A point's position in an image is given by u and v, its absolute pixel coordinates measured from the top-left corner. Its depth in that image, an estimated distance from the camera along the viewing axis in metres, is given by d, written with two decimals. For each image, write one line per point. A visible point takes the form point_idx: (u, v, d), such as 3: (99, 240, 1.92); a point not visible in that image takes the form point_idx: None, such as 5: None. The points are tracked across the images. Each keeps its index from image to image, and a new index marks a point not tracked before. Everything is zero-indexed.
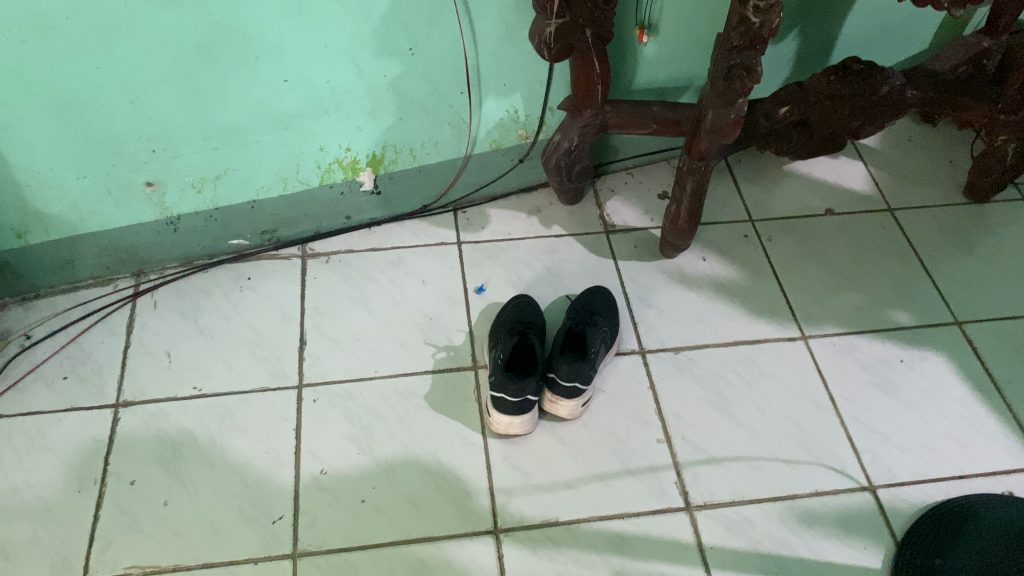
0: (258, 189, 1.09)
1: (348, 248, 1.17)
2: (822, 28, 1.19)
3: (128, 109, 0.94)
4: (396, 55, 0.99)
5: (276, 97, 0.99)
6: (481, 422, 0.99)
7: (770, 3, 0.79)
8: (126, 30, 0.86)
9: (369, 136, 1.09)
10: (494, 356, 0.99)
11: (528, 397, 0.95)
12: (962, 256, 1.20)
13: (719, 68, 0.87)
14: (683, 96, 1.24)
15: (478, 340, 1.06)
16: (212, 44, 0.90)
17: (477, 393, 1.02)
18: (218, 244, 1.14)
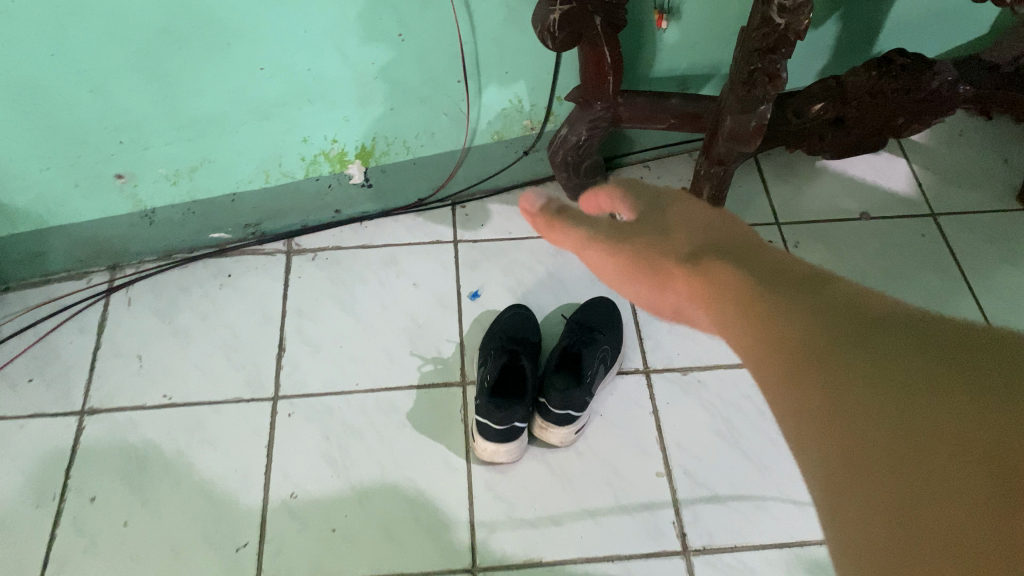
0: (238, 181, 1.01)
1: (337, 244, 1.09)
2: (866, 13, 1.06)
3: (90, 98, 0.85)
4: (385, 40, 0.90)
5: (254, 85, 0.90)
6: (467, 446, 0.92)
7: (799, 3, 0.67)
8: (81, 16, 0.76)
9: (358, 126, 1.00)
10: (481, 378, 0.92)
11: (516, 423, 0.87)
12: (1010, 270, 1.09)
13: (739, 72, 0.77)
14: (706, 87, 1.13)
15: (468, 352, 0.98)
16: (181, 34, 0.82)
17: (464, 412, 0.94)
18: (198, 237, 1.07)
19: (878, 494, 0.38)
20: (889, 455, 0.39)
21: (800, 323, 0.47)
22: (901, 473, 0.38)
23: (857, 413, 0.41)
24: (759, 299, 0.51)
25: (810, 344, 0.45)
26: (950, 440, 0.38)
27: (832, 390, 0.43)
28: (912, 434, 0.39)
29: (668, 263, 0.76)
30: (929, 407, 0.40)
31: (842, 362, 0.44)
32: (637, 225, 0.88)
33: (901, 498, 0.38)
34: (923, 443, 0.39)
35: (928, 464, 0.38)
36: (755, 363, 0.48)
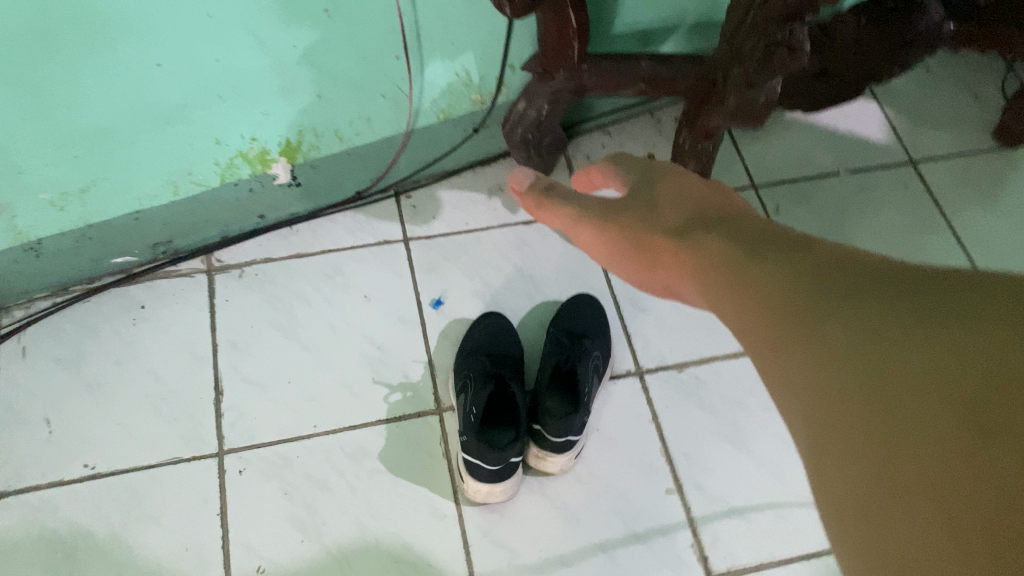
0: (141, 197, 0.84)
1: (267, 256, 0.94)
2: None
3: None
4: (310, 19, 0.73)
5: (150, 85, 0.72)
6: (455, 487, 0.81)
7: None
8: None
9: (280, 121, 0.84)
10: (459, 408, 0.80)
11: (512, 457, 0.76)
12: (997, 219, 1.03)
13: (751, 43, 0.67)
14: (668, 41, 1.01)
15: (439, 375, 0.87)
16: (49, 35, 0.63)
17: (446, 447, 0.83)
18: (98, 264, 0.89)
19: (862, 448, 0.27)
20: (875, 408, 0.28)
21: (792, 273, 0.34)
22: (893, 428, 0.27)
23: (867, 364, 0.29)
24: (742, 268, 0.37)
25: (816, 276, 0.33)
26: (987, 384, 0.26)
27: (817, 328, 0.31)
28: (937, 376, 0.27)
29: (646, 239, 0.57)
30: (909, 315, 0.29)
31: (825, 293, 0.32)
32: (616, 204, 0.64)
33: (877, 451, 0.27)
34: (909, 381, 0.28)
35: (919, 394, 0.27)
36: (735, 313, 0.36)
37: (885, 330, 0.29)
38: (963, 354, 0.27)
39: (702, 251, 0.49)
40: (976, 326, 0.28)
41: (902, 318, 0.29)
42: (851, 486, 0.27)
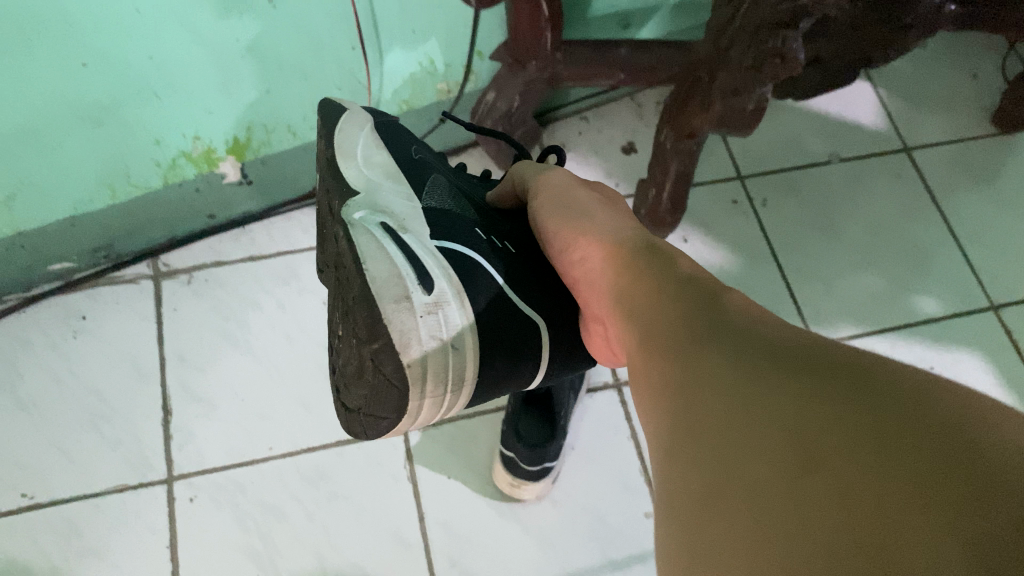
0: (74, 203, 0.79)
1: (215, 258, 0.88)
2: None
3: None
4: (248, 10, 0.68)
5: (71, 85, 0.67)
6: (402, 288, 0.45)
7: None
8: None
9: (224, 119, 0.78)
10: (456, 242, 0.50)
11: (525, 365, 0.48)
12: (985, 200, 0.98)
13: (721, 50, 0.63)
14: (644, 28, 0.94)
15: (369, 154, 0.57)
16: None
17: (381, 222, 0.49)
18: (32, 271, 0.83)
19: (698, 448, 0.28)
20: (709, 414, 0.29)
21: (602, 241, 0.43)
22: (726, 449, 0.27)
23: (693, 376, 0.31)
24: (643, 285, 0.38)
25: (703, 302, 0.35)
26: (807, 429, 0.26)
27: (680, 345, 0.33)
28: (748, 369, 0.30)
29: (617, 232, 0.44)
30: (773, 356, 0.30)
31: (705, 340, 0.32)
32: (592, 194, 0.50)
33: (720, 457, 0.27)
34: (733, 396, 0.29)
35: (757, 424, 0.27)
36: (637, 331, 0.37)
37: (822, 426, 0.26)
38: (775, 391, 0.28)
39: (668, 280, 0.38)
40: (811, 362, 0.29)
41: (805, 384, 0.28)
42: (687, 484, 0.28)
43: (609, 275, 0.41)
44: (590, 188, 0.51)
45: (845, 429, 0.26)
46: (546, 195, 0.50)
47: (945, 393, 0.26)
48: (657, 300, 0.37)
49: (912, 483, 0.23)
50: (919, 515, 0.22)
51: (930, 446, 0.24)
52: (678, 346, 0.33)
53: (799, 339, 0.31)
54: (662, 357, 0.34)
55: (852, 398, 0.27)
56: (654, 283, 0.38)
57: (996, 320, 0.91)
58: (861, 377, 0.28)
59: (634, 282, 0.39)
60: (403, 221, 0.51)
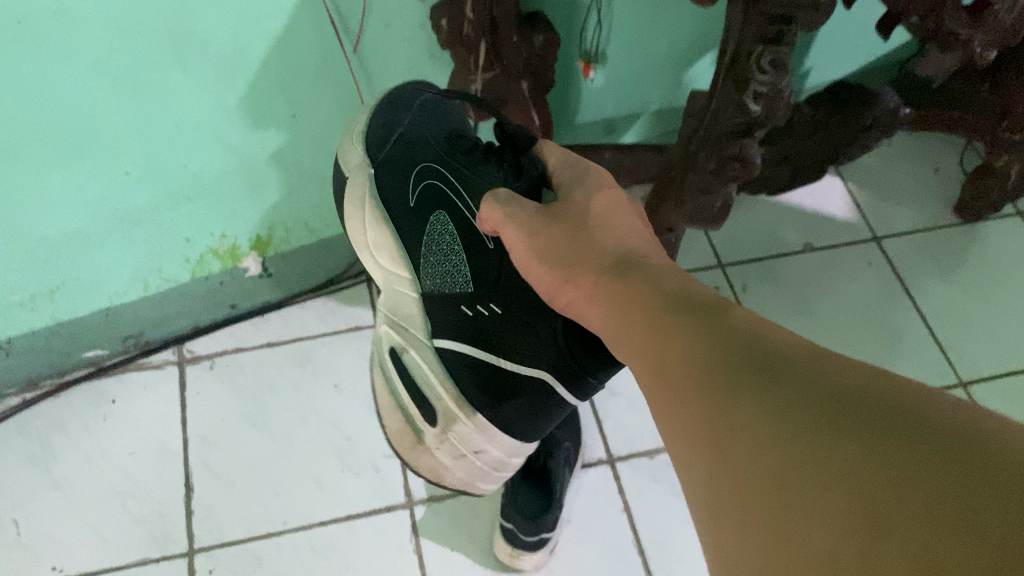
0: (110, 295, 0.87)
1: (237, 346, 0.96)
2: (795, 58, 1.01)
3: None
4: (275, 124, 0.78)
5: (117, 191, 0.76)
6: (414, 437, 0.67)
7: (775, 62, 0.58)
8: None
9: (250, 219, 0.87)
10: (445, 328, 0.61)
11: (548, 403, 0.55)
12: (952, 284, 1.06)
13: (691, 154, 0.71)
14: (627, 134, 1.04)
15: (376, 235, 0.67)
16: (33, 153, 0.67)
17: (393, 348, 0.68)
18: (68, 359, 0.91)
19: (750, 509, 0.26)
20: (755, 470, 0.27)
21: (589, 290, 0.42)
22: (790, 513, 0.25)
23: (726, 421, 0.29)
24: (649, 316, 0.36)
25: (719, 329, 0.32)
26: (867, 483, 0.24)
27: (703, 382, 0.31)
28: (785, 410, 0.27)
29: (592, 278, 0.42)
30: (806, 392, 0.28)
31: (730, 377, 0.30)
32: (561, 224, 0.47)
33: (773, 504, 0.25)
34: (778, 448, 0.26)
35: (813, 481, 0.25)
36: (654, 364, 0.34)
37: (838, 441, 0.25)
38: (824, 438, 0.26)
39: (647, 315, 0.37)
40: (853, 398, 0.27)
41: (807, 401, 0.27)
42: (746, 552, 0.26)
43: (613, 309, 0.39)
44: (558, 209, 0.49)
45: (906, 476, 0.24)
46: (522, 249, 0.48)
47: (991, 425, 0.25)
48: (667, 332, 0.34)
49: (975, 535, 0.21)
50: (975, 501, 0.22)
51: (1000, 490, 0.22)
52: (698, 382, 0.31)
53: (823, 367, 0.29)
54: (683, 396, 0.31)
55: (905, 439, 0.25)
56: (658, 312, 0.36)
57: (965, 396, 0.96)
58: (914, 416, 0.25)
59: (637, 315, 0.37)
60: (409, 332, 0.66)
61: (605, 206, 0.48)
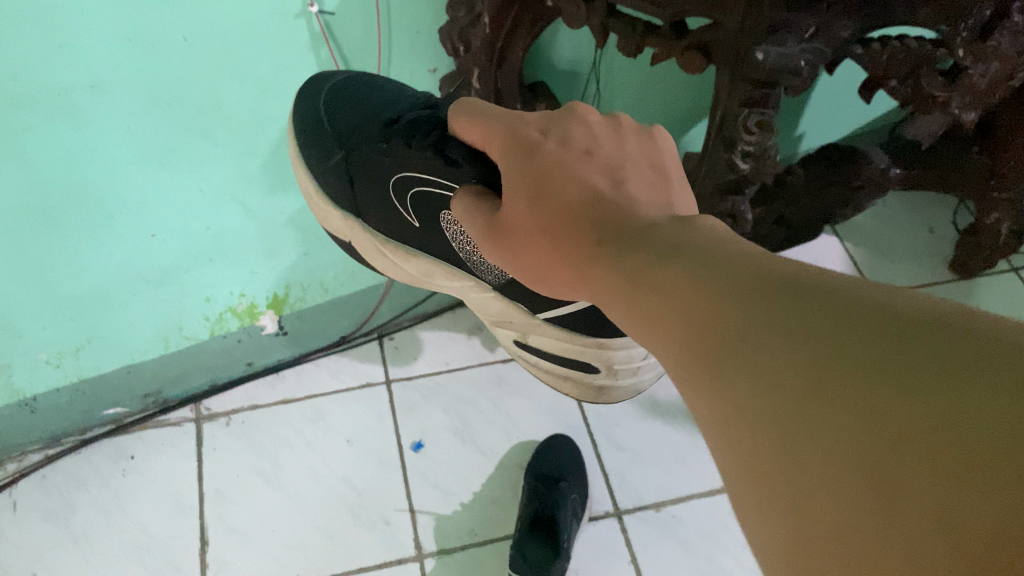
0: (133, 353, 0.90)
1: (252, 403, 0.99)
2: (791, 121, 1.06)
3: None
4: (293, 188, 0.83)
5: (143, 254, 0.80)
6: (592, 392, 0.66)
7: (761, 124, 0.62)
8: None
9: (267, 278, 0.92)
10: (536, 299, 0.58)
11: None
12: None
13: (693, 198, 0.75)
14: None
15: (416, 266, 0.67)
16: (66, 218, 0.72)
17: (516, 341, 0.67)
18: (90, 415, 0.94)
19: (771, 493, 0.22)
20: (762, 450, 0.22)
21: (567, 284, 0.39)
22: (803, 493, 0.21)
23: (723, 378, 0.24)
24: (637, 270, 0.31)
25: (707, 267, 0.28)
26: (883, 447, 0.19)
27: (692, 334, 0.26)
28: (794, 371, 0.22)
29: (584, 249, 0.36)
30: (803, 328, 0.23)
31: (721, 324, 0.25)
32: (530, 198, 0.41)
33: (792, 473, 0.21)
34: (777, 406, 0.22)
35: (821, 447, 0.20)
36: (641, 322, 0.30)
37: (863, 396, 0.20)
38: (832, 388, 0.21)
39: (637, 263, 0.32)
40: (858, 327, 0.22)
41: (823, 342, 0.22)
42: (775, 538, 0.21)
43: (587, 279, 0.36)
44: (499, 218, 0.44)
45: (922, 433, 0.19)
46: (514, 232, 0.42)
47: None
48: (650, 276, 0.30)
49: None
50: None
51: None
52: (696, 342, 0.26)
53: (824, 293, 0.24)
54: (677, 352, 0.27)
55: (917, 378, 0.20)
56: (637, 261, 0.31)
57: None
58: (931, 343, 0.21)
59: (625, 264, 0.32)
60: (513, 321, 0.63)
61: (532, 181, 0.41)
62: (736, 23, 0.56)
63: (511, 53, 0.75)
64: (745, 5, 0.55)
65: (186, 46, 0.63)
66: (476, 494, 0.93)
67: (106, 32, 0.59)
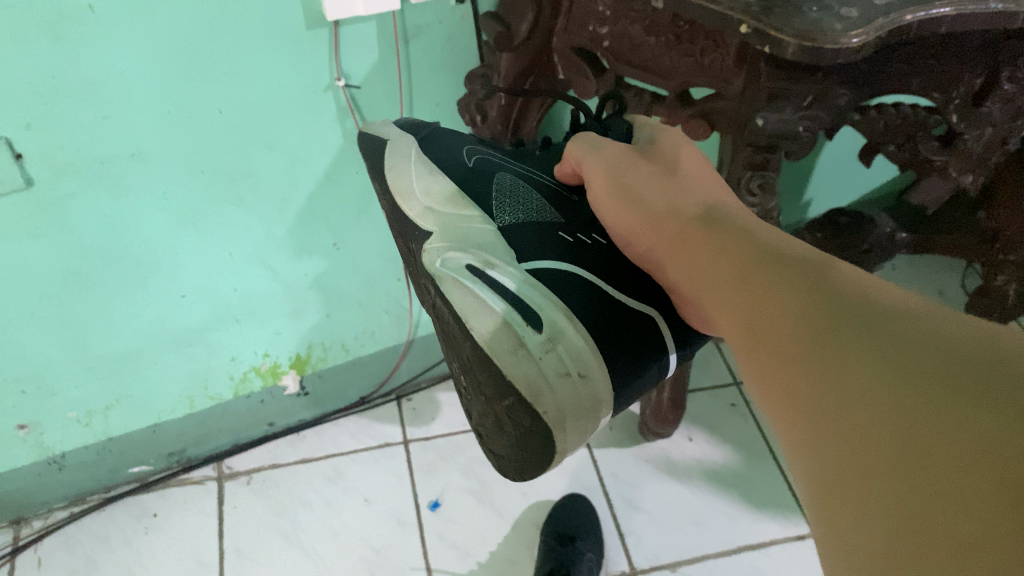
0: (159, 412, 0.93)
1: (273, 462, 1.01)
2: (798, 187, 1.09)
3: (4, 354, 0.76)
4: (318, 251, 0.87)
5: (173, 314, 0.83)
6: (514, 346, 0.47)
7: (762, 186, 0.65)
8: (17, 260, 0.69)
9: (290, 338, 0.95)
10: (524, 241, 0.53)
11: (652, 371, 0.49)
12: None
13: None
14: None
15: (427, 183, 0.58)
16: (103, 278, 0.75)
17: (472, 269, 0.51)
18: (116, 473, 0.97)
19: (851, 506, 0.26)
20: (844, 477, 0.27)
21: (674, 206, 0.46)
22: (910, 483, 0.24)
23: (842, 396, 0.29)
24: (739, 327, 0.36)
25: (827, 317, 0.32)
26: (989, 444, 0.23)
27: (823, 364, 0.30)
28: (866, 412, 0.27)
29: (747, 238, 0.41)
30: (896, 371, 0.27)
31: (841, 366, 0.29)
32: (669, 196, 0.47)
33: (867, 488, 0.26)
34: (858, 440, 0.27)
35: (911, 458, 0.25)
36: (751, 377, 0.35)
37: (918, 427, 0.25)
38: (950, 409, 0.25)
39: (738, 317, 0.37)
40: (913, 374, 0.27)
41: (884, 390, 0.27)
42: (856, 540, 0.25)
43: (705, 283, 0.40)
44: (619, 197, 0.49)
45: (970, 442, 0.23)
46: (640, 212, 0.47)
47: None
48: (776, 313, 0.34)
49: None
50: None
51: None
52: (796, 395, 0.31)
53: (950, 341, 0.28)
54: (801, 378, 0.31)
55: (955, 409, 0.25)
56: (759, 294, 0.36)
57: None
58: (978, 380, 0.25)
59: (727, 316, 0.38)
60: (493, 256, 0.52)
61: (675, 191, 0.47)
62: (737, 90, 0.58)
63: (524, 124, 0.80)
64: (745, 72, 0.57)
65: (222, 117, 0.68)
66: (493, 554, 0.93)
67: (149, 104, 0.63)
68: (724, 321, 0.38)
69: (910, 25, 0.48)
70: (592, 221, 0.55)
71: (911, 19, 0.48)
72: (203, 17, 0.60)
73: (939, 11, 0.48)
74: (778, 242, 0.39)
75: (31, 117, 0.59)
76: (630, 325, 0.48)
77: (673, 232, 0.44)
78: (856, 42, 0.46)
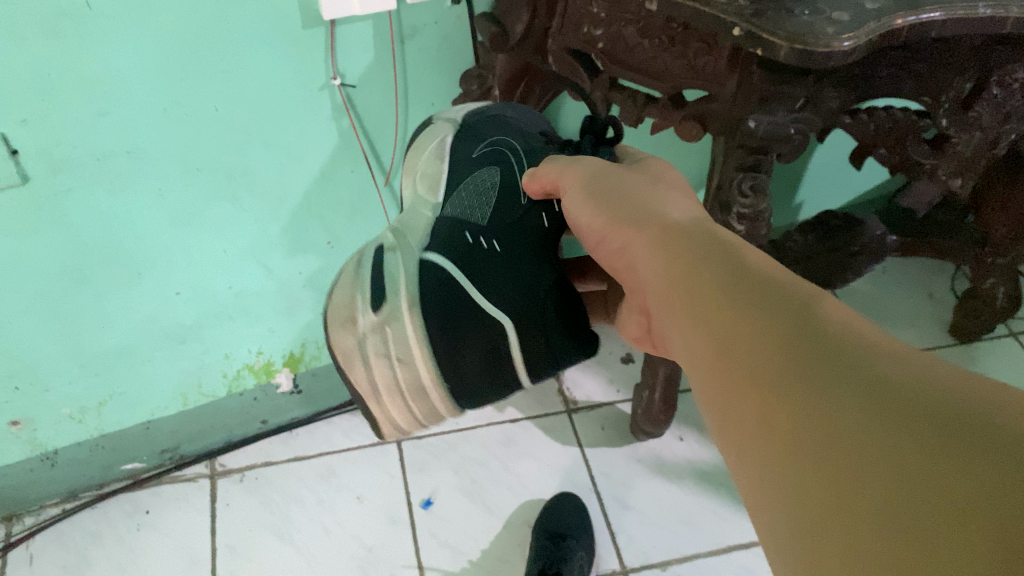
0: (153, 409, 0.93)
1: (266, 460, 1.02)
2: (791, 188, 1.10)
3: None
4: (313, 250, 0.87)
5: (168, 311, 0.84)
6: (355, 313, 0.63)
7: (750, 189, 0.65)
8: (11, 256, 0.69)
9: (284, 336, 0.95)
10: (436, 247, 0.61)
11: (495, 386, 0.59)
12: None
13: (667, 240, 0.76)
14: None
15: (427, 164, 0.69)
16: (97, 275, 0.75)
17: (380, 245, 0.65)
18: (108, 470, 0.97)
19: (821, 538, 0.24)
20: (818, 505, 0.25)
21: (665, 206, 0.44)
22: (897, 523, 0.22)
23: (811, 415, 0.27)
24: (696, 329, 0.34)
25: (795, 326, 0.30)
26: (990, 493, 0.21)
27: (802, 387, 0.28)
28: (841, 436, 0.25)
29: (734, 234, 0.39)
30: (874, 396, 0.26)
31: (811, 382, 0.27)
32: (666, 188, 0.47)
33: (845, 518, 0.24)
34: (833, 465, 0.25)
35: (896, 495, 0.23)
36: (701, 382, 0.33)
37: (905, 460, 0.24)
38: (945, 465, 0.23)
39: (694, 318, 0.35)
40: (893, 402, 0.25)
41: (864, 414, 0.25)
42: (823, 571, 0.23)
43: (668, 289, 0.38)
44: (603, 190, 0.48)
45: (968, 487, 0.22)
46: (616, 209, 0.46)
47: None
48: (744, 324, 0.32)
49: None
50: None
51: None
52: (757, 406, 0.29)
53: (946, 385, 0.26)
54: (774, 399, 0.28)
55: (945, 447, 0.23)
56: (728, 304, 0.33)
57: None
58: (967, 420, 0.24)
59: (683, 317, 0.36)
60: (405, 239, 0.64)
61: (648, 196, 0.46)
62: (730, 92, 0.59)
63: None
64: (738, 74, 0.57)
65: (218, 115, 0.68)
66: (485, 551, 0.94)
67: (145, 101, 0.64)
68: (679, 323, 0.36)
69: (901, 29, 0.49)
70: (513, 227, 0.59)
71: (902, 23, 0.48)
72: (199, 16, 0.61)
73: (929, 15, 0.49)
74: (750, 254, 0.36)
75: (27, 113, 0.59)
76: (468, 338, 0.57)
77: (657, 234, 0.41)
78: (848, 45, 0.47)
